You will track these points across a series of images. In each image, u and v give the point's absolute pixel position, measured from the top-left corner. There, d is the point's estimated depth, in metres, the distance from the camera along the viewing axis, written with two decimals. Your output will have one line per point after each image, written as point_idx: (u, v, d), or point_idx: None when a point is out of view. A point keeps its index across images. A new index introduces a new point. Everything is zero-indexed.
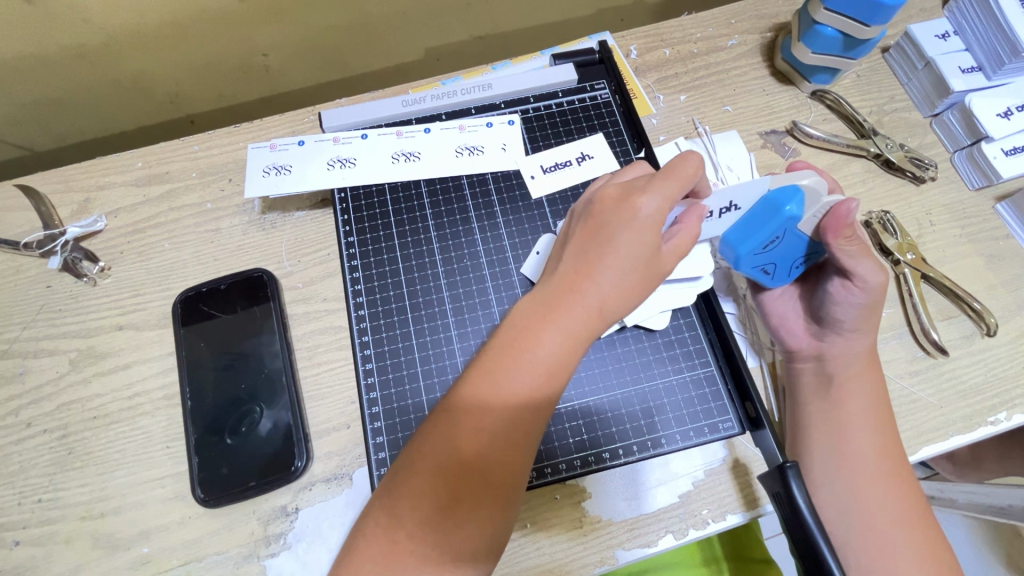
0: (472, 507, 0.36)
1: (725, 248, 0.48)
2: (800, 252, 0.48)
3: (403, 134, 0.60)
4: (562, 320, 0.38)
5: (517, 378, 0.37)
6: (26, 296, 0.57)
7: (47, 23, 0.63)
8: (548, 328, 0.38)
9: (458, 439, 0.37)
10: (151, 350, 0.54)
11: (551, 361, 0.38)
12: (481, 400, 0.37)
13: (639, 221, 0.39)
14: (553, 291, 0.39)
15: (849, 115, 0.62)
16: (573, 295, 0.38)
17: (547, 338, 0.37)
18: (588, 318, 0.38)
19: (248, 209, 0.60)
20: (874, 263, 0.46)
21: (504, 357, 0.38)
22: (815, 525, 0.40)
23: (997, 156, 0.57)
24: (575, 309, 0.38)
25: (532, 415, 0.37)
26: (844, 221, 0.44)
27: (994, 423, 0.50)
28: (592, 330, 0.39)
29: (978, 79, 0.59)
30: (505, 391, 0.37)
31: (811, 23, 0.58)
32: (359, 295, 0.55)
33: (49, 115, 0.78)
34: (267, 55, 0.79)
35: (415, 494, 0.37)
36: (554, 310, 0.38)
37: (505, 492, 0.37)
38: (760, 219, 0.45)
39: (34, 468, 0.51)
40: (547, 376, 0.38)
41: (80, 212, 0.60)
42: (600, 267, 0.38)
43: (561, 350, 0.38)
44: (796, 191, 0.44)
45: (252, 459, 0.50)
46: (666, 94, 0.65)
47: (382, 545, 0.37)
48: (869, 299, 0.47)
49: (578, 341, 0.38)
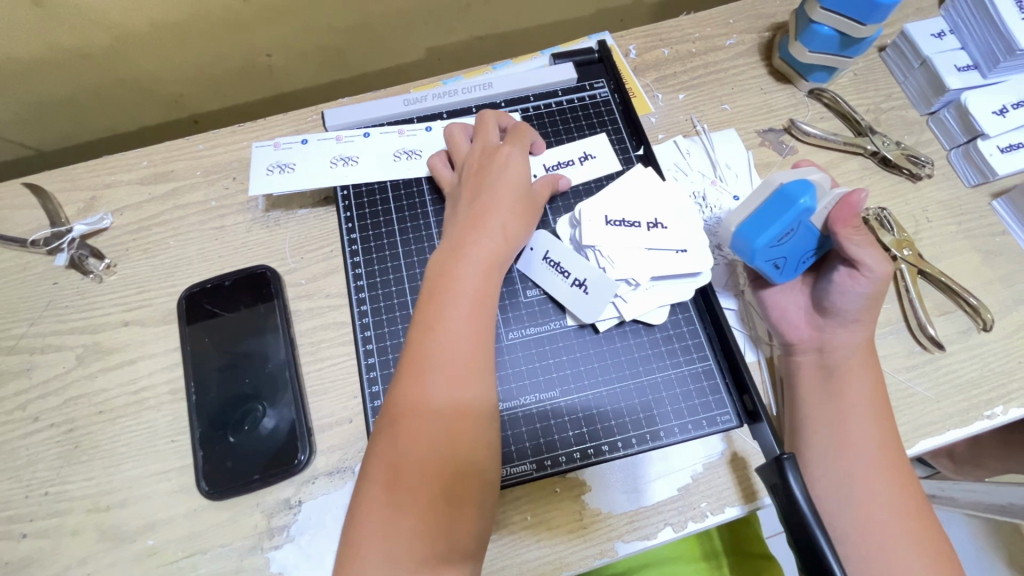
0: (468, 446, 0.41)
1: (739, 241, 0.49)
2: (809, 246, 0.50)
3: (404, 132, 0.61)
4: (471, 257, 0.47)
5: (452, 326, 0.44)
6: (34, 292, 0.57)
7: (53, 24, 0.64)
8: (460, 273, 0.46)
9: (421, 400, 0.41)
10: (156, 345, 0.55)
11: (474, 297, 0.46)
12: (421, 396, 0.41)
13: (509, 176, 0.52)
14: (456, 247, 0.48)
15: (847, 113, 0.63)
16: (477, 237, 0.48)
17: (463, 277, 0.46)
18: (495, 249, 0.48)
19: (252, 208, 0.61)
20: (879, 252, 0.48)
21: (435, 318, 0.44)
22: (811, 514, 0.41)
23: (993, 153, 0.58)
24: (481, 246, 0.48)
25: (476, 352, 0.43)
26: (852, 212, 0.46)
27: (991, 417, 0.51)
28: (500, 258, 0.49)
29: (974, 77, 0.60)
30: (447, 342, 0.43)
31: (807, 22, 0.58)
32: (361, 291, 0.56)
33: (56, 116, 0.79)
34: (270, 56, 0.80)
35: (412, 467, 0.39)
36: (461, 256, 0.47)
37: (484, 415, 0.42)
38: (775, 213, 0.47)
39: (42, 462, 0.51)
40: (475, 309, 0.45)
41: (87, 210, 0.61)
42: (495, 214, 0.50)
43: (479, 280, 0.47)
44: (807, 185, 0.46)
45: (256, 453, 0.50)
46: (664, 93, 0.65)
47: (403, 539, 0.37)
48: (873, 289, 0.48)
49: (492, 269, 0.48)
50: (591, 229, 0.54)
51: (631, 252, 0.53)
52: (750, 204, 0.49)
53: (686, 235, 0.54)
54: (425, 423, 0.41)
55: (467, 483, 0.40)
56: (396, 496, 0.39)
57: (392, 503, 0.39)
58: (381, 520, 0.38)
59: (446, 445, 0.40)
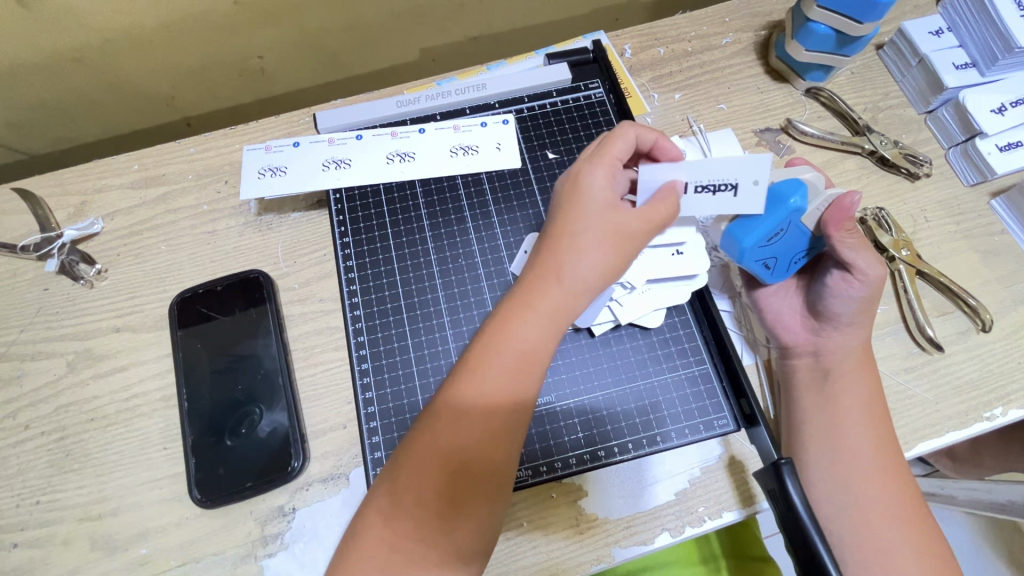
0: (491, 467, 0.38)
1: (727, 241, 0.48)
2: (801, 246, 0.49)
3: (397, 134, 0.60)
4: (535, 307, 0.39)
5: (504, 364, 0.39)
6: (24, 298, 0.57)
7: (40, 26, 0.63)
8: (526, 318, 0.39)
9: (458, 414, 0.38)
10: (147, 352, 0.55)
11: (536, 350, 0.39)
12: (471, 409, 0.38)
13: (595, 206, 0.42)
14: (531, 278, 0.41)
15: (844, 112, 0.63)
16: (555, 279, 0.40)
17: (533, 326, 0.39)
18: (569, 300, 0.40)
19: (244, 211, 0.60)
20: (873, 256, 0.47)
21: (494, 348, 0.39)
22: (809, 520, 0.41)
23: (991, 152, 0.57)
24: (554, 293, 0.40)
25: (517, 395, 0.39)
26: (845, 215, 0.45)
27: (990, 418, 0.51)
28: (569, 308, 0.40)
29: (972, 75, 0.59)
30: (497, 376, 0.38)
31: (804, 21, 0.58)
32: (354, 296, 0.56)
33: (46, 118, 0.78)
34: (262, 57, 0.80)
35: (422, 471, 0.38)
36: (529, 302, 0.40)
37: (515, 448, 0.39)
38: (765, 212, 0.46)
39: (32, 471, 0.51)
40: (526, 363, 0.39)
41: (77, 215, 0.60)
42: (581, 244, 0.41)
43: (539, 333, 0.39)
44: (798, 184, 0.45)
45: (250, 460, 0.50)
46: (660, 93, 0.65)
47: (406, 531, 0.37)
48: (868, 292, 0.48)
49: (556, 321, 0.40)
50: None
51: None
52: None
53: (683, 235, 0.53)
54: (454, 439, 0.38)
55: (472, 504, 0.37)
56: (400, 499, 0.37)
57: (395, 506, 0.37)
58: (386, 515, 0.37)
59: (464, 460, 0.38)
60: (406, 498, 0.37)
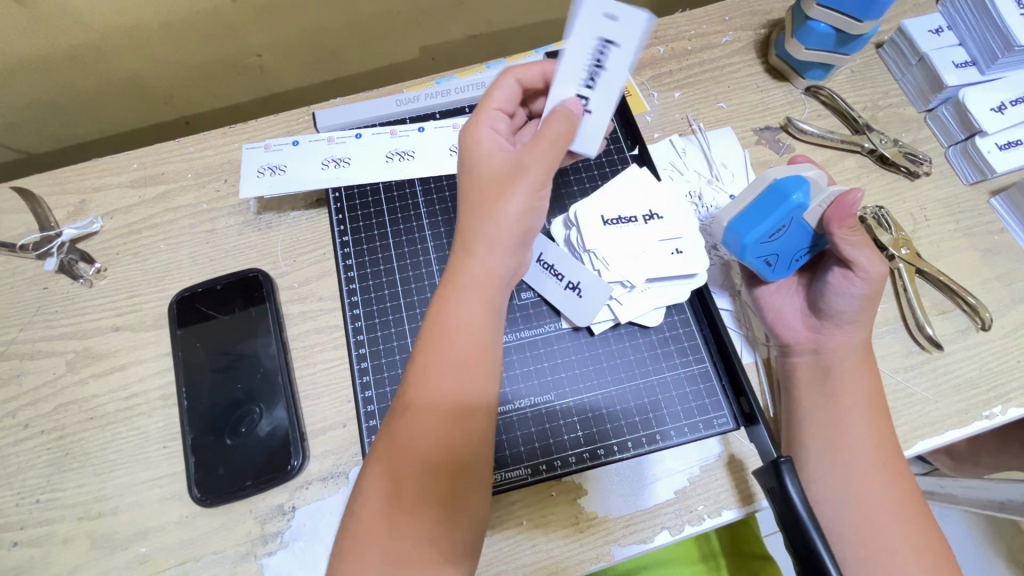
0: (462, 444, 0.38)
1: (730, 236, 0.48)
2: (803, 243, 0.49)
3: (397, 133, 0.60)
4: (463, 280, 0.41)
5: (448, 347, 0.39)
6: (23, 297, 0.57)
7: (40, 26, 0.63)
8: (456, 295, 0.40)
9: (417, 407, 0.38)
10: (147, 350, 0.55)
11: (473, 321, 0.40)
12: (422, 396, 0.38)
13: (491, 167, 0.42)
14: (453, 260, 0.42)
15: (844, 110, 0.63)
16: (472, 247, 0.41)
17: (458, 297, 0.40)
18: (489, 259, 0.41)
19: (244, 210, 0.60)
20: (875, 253, 0.47)
21: (432, 334, 0.40)
22: (808, 518, 0.41)
23: (991, 151, 0.57)
24: (473, 261, 0.41)
25: (465, 367, 0.39)
26: (849, 212, 0.45)
27: (989, 417, 0.51)
28: (495, 265, 0.41)
29: (972, 73, 0.59)
30: (444, 359, 0.39)
31: (804, 20, 0.58)
32: (353, 295, 0.55)
33: (46, 117, 0.78)
34: (261, 56, 0.80)
35: (404, 476, 0.37)
36: (451, 280, 0.41)
37: (479, 428, 0.39)
38: (766, 208, 0.46)
39: (32, 470, 0.51)
40: (467, 330, 0.40)
41: (77, 214, 0.60)
42: (496, 205, 0.41)
43: (473, 299, 0.40)
44: (801, 181, 0.46)
45: (250, 459, 0.50)
46: (660, 92, 0.65)
47: (405, 541, 0.36)
48: (869, 290, 0.48)
49: (482, 281, 0.41)
50: (588, 232, 0.54)
51: (628, 251, 0.53)
52: (743, 199, 0.49)
53: (683, 236, 0.54)
54: (417, 429, 0.38)
55: (465, 483, 0.37)
56: (393, 505, 0.37)
57: (390, 514, 0.36)
58: (381, 531, 0.36)
59: (442, 449, 0.37)
60: (402, 501, 0.37)
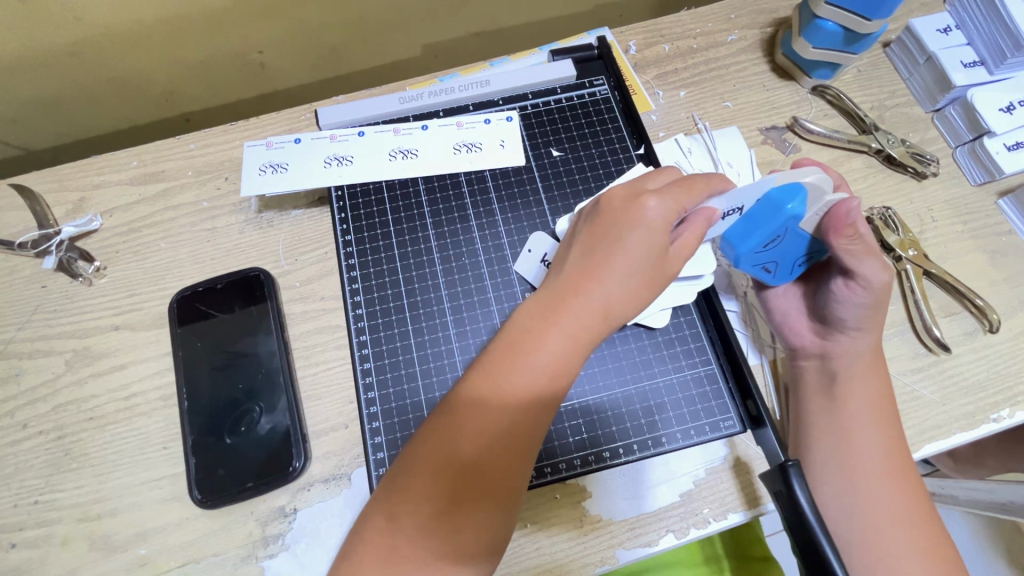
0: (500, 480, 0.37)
1: (725, 246, 0.47)
2: (801, 250, 0.48)
3: (400, 131, 0.59)
4: (565, 320, 0.38)
5: (525, 376, 0.38)
6: (22, 296, 0.56)
7: (40, 22, 0.63)
8: (553, 333, 0.38)
9: (477, 415, 0.37)
10: (147, 349, 0.54)
11: (560, 369, 0.38)
12: (486, 408, 0.37)
13: (640, 227, 0.40)
14: (560, 290, 0.40)
15: (850, 110, 0.62)
16: (582, 294, 0.39)
17: (554, 341, 0.38)
18: (596, 324, 0.39)
19: (245, 208, 0.59)
20: (877, 262, 0.46)
21: (516, 356, 0.38)
22: (817, 523, 0.40)
23: (999, 151, 0.57)
24: (584, 311, 0.39)
25: (540, 408, 0.38)
26: (847, 220, 0.44)
27: (997, 420, 0.50)
28: (594, 333, 0.39)
29: (980, 74, 0.58)
30: (516, 383, 0.37)
31: (812, 18, 0.57)
32: (357, 295, 0.55)
33: (46, 114, 0.77)
34: (263, 52, 0.79)
35: (432, 471, 0.37)
36: (556, 313, 0.38)
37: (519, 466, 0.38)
38: (760, 220, 0.44)
39: (31, 470, 0.50)
40: (548, 385, 0.38)
41: (76, 212, 0.60)
42: (615, 262, 0.39)
43: (565, 355, 0.38)
44: (796, 189, 0.43)
45: (251, 460, 0.49)
46: (665, 90, 0.64)
47: (406, 530, 0.36)
48: (873, 298, 0.47)
49: (581, 343, 0.39)
50: None
51: None
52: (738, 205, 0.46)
53: None
54: (465, 439, 0.37)
55: (473, 512, 0.37)
56: (408, 497, 0.37)
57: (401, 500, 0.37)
58: (386, 511, 0.37)
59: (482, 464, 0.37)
60: (414, 489, 0.37)
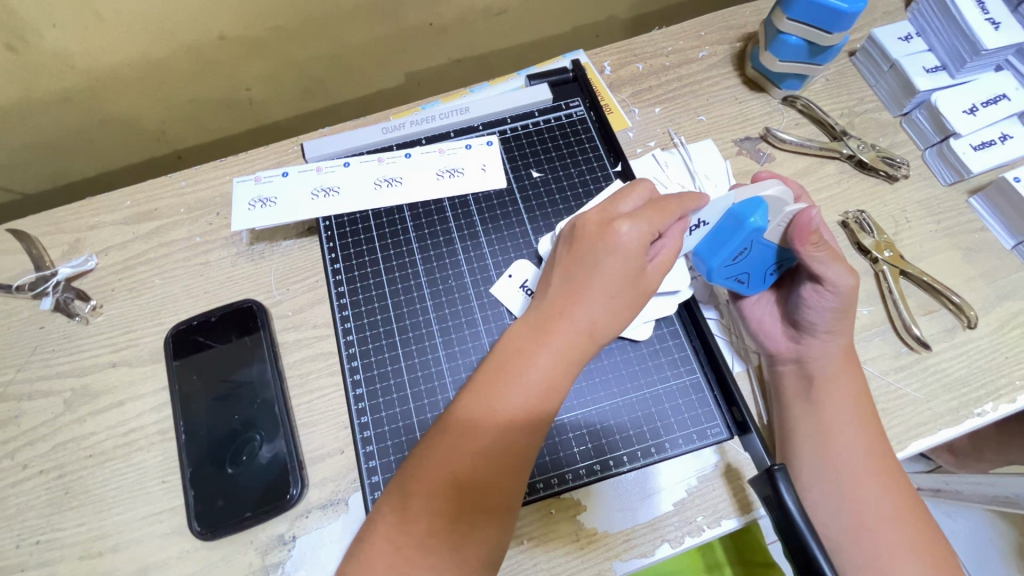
0: (495, 498, 0.38)
1: (697, 260, 0.50)
2: (770, 261, 0.50)
3: (384, 160, 0.61)
4: (554, 342, 0.40)
5: (515, 396, 0.39)
6: (20, 337, 0.57)
7: (33, 69, 0.65)
8: (542, 354, 0.39)
9: (470, 437, 0.38)
10: (143, 385, 0.55)
11: (553, 385, 0.40)
12: (477, 424, 0.39)
13: (620, 254, 0.41)
14: (546, 315, 0.41)
15: (820, 119, 0.64)
16: (566, 318, 0.40)
17: (541, 363, 0.39)
18: (585, 345, 0.41)
19: (236, 242, 0.61)
20: (842, 266, 0.48)
21: (508, 380, 0.39)
22: (804, 526, 0.40)
23: (966, 152, 0.58)
24: (570, 334, 0.40)
25: (533, 424, 0.39)
26: (808, 230, 0.46)
27: (981, 414, 0.51)
28: (583, 352, 0.41)
29: (943, 78, 0.61)
30: (508, 405, 0.39)
31: (776, 33, 0.59)
32: (347, 320, 0.56)
33: (40, 158, 0.79)
34: (250, 89, 0.81)
35: (430, 492, 0.38)
36: (544, 337, 0.40)
37: (517, 480, 0.39)
38: (726, 231, 0.47)
39: (32, 510, 0.51)
40: (539, 400, 0.39)
41: (71, 253, 0.61)
42: (593, 286, 0.41)
43: (554, 373, 0.40)
44: (759, 202, 0.45)
45: (249, 489, 0.50)
46: (640, 107, 0.66)
47: (408, 549, 0.37)
48: (841, 303, 0.48)
49: (569, 363, 0.40)
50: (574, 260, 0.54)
51: None
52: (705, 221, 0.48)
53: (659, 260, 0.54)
54: (461, 455, 0.38)
55: (476, 525, 0.38)
56: (406, 515, 0.38)
57: (402, 520, 0.38)
58: (389, 529, 0.38)
59: (476, 483, 0.38)
60: (413, 506, 0.38)
